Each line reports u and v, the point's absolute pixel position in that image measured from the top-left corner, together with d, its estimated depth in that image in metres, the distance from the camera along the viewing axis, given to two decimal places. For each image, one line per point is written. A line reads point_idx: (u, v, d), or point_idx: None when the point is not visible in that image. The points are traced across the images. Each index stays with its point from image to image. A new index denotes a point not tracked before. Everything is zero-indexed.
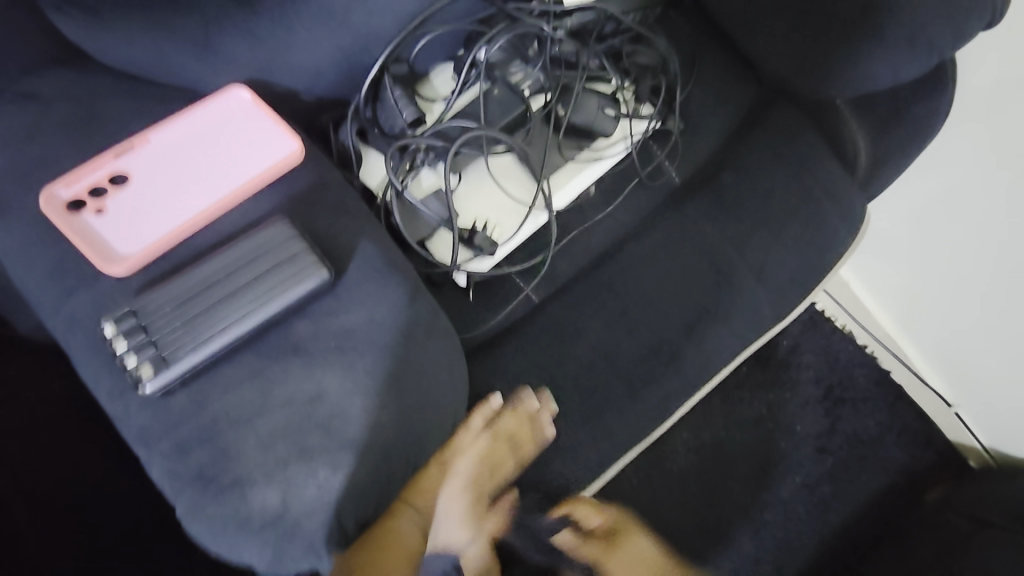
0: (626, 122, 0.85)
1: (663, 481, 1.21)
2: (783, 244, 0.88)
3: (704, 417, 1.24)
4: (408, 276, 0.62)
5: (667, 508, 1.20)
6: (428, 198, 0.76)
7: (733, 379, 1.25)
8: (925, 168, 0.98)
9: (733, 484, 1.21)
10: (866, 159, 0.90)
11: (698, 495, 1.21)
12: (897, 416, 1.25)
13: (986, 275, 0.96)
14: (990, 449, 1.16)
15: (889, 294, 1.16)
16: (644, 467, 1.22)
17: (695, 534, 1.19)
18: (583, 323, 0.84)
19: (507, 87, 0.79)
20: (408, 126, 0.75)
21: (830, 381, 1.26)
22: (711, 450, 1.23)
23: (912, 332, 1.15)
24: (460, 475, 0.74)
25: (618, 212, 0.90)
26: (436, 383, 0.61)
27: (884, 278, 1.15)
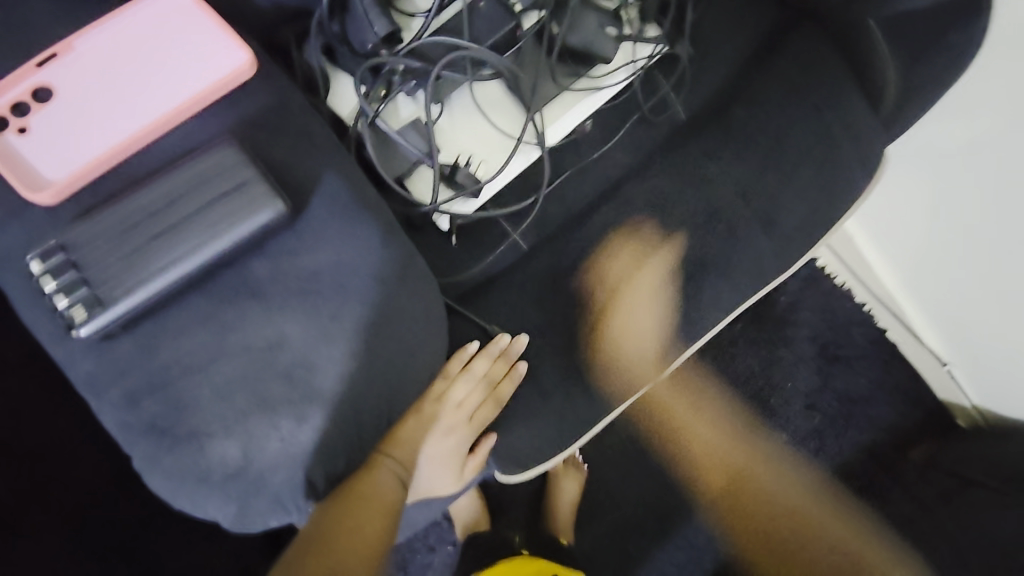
0: (629, 46, 0.76)
1: (652, 435, 1.20)
2: (794, 190, 0.81)
3: (698, 371, 1.21)
4: (379, 215, 0.56)
5: (655, 462, 1.20)
6: (405, 128, 0.69)
7: (728, 334, 1.22)
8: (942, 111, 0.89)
9: (723, 437, 1.20)
10: (893, 93, 0.80)
11: (688, 448, 1.20)
12: (892, 373, 1.23)
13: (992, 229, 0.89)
14: (979, 408, 1.14)
15: (891, 248, 1.11)
16: (634, 421, 1.20)
17: (682, 486, 1.19)
18: (575, 272, 0.79)
19: (495, 0, 0.70)
20: (381, 43, 0.67)
21: (827, 338, 1.23)
22: (702, 405, 1.21)
23: (913, 287, 1.11)
24: (440, 423, 0.73)
25: (616, 152, 0.84)
26: (412, 332, 0.56)
27: (887, 231, 1.10)
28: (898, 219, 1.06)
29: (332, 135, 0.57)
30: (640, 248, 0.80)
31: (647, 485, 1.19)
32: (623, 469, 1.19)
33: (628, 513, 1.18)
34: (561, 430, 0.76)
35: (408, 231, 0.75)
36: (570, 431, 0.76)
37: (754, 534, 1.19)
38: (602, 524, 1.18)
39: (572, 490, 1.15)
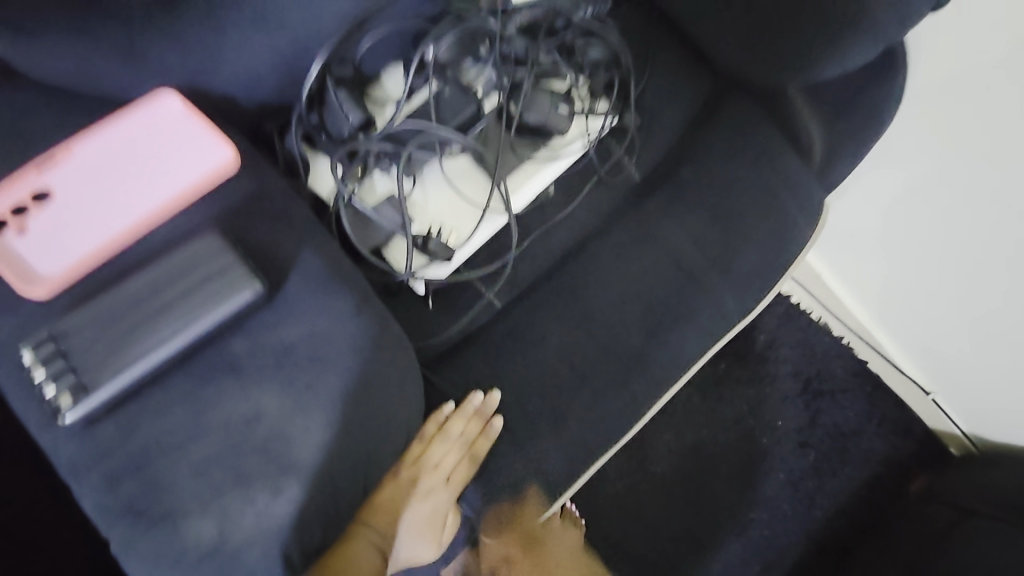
0: (582, 119, 0.85)
1: (648, 484, 1.20)
2: (749, 238, 0.87)
3: (686, 415, 1.23)
4: (354, 287, 0.59)
5: (654, 509, 1.18)
6: (380, 204, 0.74)
7: (713, 376, 1.24)
8: (884, 158, 1.01)
9: (718, 482, 1.20)
10: (821, 150, 0.89)
11: (683, 495, 1.19)
12: (875, 406, 1.25)
13: (956, 254, 0.96)
14: (971, 435, 1.16)
15: (857, 284, 1.17)
16: (626, 470, 1.20)
17: (682, 535, 1.18)
18: (549, 329, 0.82)
19: (457, 87, 0.78)
20: (356, 130, 0.73)
21: (809, 374, 1.25)
22: (695, 449, 1.21)
23: (885, 321, 1.16)
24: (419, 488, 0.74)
25: (581, 211, 0.88)
26: (388, 397, 0.58)
27: (852, 267, 1.16)
28: (861, 257, 1.13)
29: (310, 216, 0.62)
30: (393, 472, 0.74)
31: (647, 537, 1.17)
32: (623, 521, 1.18)
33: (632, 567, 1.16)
34: (546, 485, 0.77)
35: (384, 299, 0.79)
36: (556, 485, 0.78)
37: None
38: None
39: (571, 548, 1.12)
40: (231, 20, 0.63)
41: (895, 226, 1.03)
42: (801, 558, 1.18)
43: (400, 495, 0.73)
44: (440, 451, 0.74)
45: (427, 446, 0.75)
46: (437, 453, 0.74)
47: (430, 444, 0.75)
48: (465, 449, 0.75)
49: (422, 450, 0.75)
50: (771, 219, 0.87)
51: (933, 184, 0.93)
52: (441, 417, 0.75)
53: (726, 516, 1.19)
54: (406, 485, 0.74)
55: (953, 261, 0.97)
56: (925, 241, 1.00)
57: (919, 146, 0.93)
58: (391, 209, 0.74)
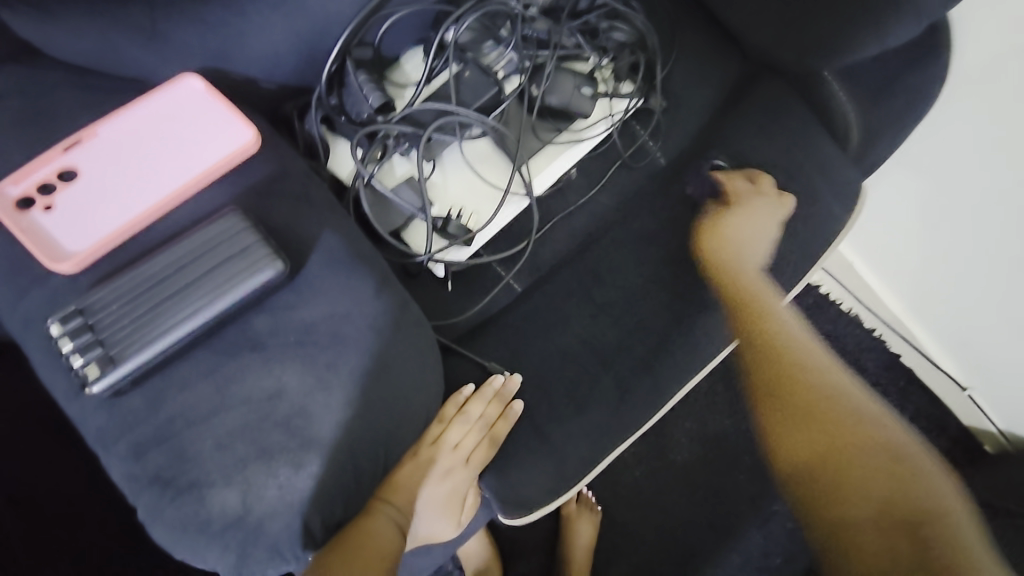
0: (605, 101, 0.83)
1: (667, 474, 1.18)
2: (778, 224, 0.84)
3: (708, 406, 1.21)
4: (373, 268, 0.60)
5: (672, 499, 1.17)
6: (400, 187, 0.75)
7: (735, 367, 1.22)
8: (927, 138, 0.93)
9: (739, 473, 1.18)
10: (856, 133, 0.86)
11: (704, 486, 1.18)
12: (908, 401, 1.21)
13: (1005, 246, 0.90)
14: (1006, 432, 1.12)
15: (893, 273, 1.12)
16: (645, 458, 1.19)
17: (702, 525, 1.16)
18: (568, 314, 0.81)
19: (478, 69, 0.77)
20: (376, 112, 0.73)
21: (837, 365, 1.21)
22: (716, 440, 1.19)
23: (922, 313, 1.11)
24: (437, 467, 0.73)
25: (601, 196, 0.87)
26: (407, 377, 0.59)
27: (889, 255, 1.11)
28: (896, 246, 1.08)
29: (330, 196, 0.62)
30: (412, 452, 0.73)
31: (667, 527, 1.16)
32: (641, 510, 1.17)
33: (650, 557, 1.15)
34: (563, 472, 0.77)
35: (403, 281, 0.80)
36: (573, 471, 0.77)
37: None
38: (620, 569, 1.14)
39: (587, 533, 1.11)
40: (252, 1, 0.63)
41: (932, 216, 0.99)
42: None
43: (419, 473, 0.72)
44: (461, 431, 0.74)
45: (446, 425, 0.74)
46: (458, 433, 0.74)
47: (449, 423, 0.74)
48: (488, 429, 0.75)
49: (441, 428, 0.74)
50: (803, 204, 0.84)
51: (973, 172, 0.89)
52: (462, 397, 0.75)
53: (748, 510, 1.17)
54: (426, 464, 0.73)
55: (992, 252, 0.92)
56: (972, 230, 0.94)
57: (969, 126, 0.86)
58: (410, 192, 0.74)
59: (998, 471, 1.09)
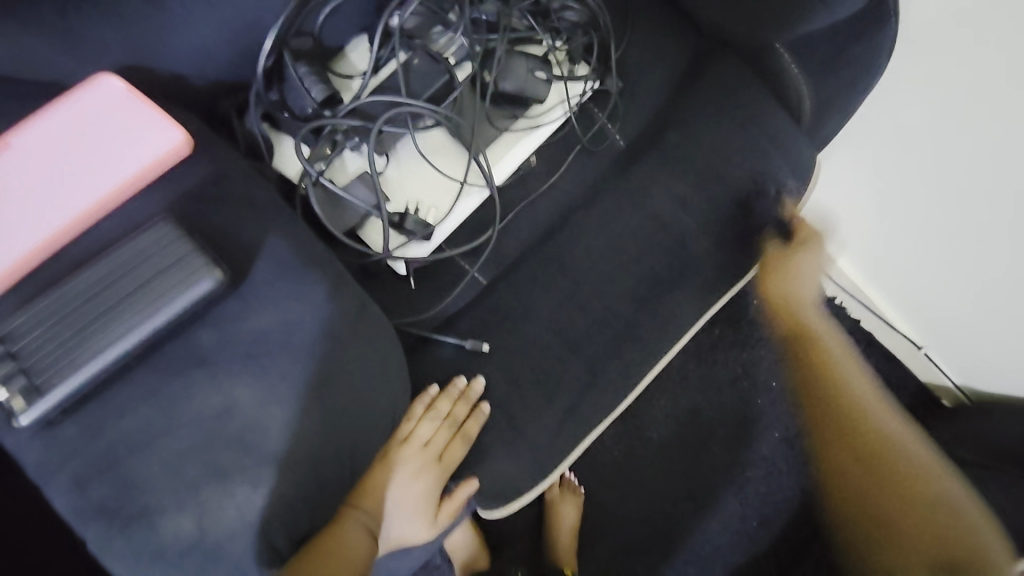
0: (561, 84, 0.81)
1: (645, 451, 1.20)
2: (737, 201, 0.86)
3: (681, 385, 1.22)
4: (325, 271, 0.57)
5: (651, 476, 1.19)
6: (353, 183, 0.72)
7: (706, 342, 1.24)
8: (875, 106, 0.95)
9: (714, 444, 1.21)
10: (810, 108, 0.88)
11: (681, 462, 1.20)
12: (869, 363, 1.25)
13: (952, 211, 0.92)
14: (963, 387, 1.17)
15: (851, 242, 1.15)
16: (624, 436, 1.20)
17: (681, 498, 1.19)
18: (533, 302, 0.82)
19: (427, 56, 0.74)
20: (320, 106, 0.69)
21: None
22: (691, 415, 1.22)
23: (880, 279, 1.15)
24: (407, 463, 0.76)
25: (563, 182, 0.86)
26: (367, 380, 0.57)
27: (845, 224, 1.13)
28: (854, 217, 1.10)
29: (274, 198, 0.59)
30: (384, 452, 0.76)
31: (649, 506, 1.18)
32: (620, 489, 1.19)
33: (633, 535, 1.17)
34: (540, 461, 0.77)
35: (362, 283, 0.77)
36: (549, 458, 0.78)
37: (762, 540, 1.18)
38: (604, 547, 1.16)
39: (572, 515, 1.13)
40: None
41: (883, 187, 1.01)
42: (801, 513, 1.19)
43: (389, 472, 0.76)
44: (426, 429, 0.76)
45: (411, 424, 0.77)
46: (423, 430, 0.76)
47: (415, 423, 0.76)
48: (449, 429, 0.75)
49: (408, 428, 0.77)
50: (756, 180, 0.87)
51: (926, 141, 0.89)
52: (426, 395, 0.77)
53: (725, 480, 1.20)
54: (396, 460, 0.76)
55: (943, 219, 0.95)
56: (922, 195, 0.95)
57: (912, 92, 0.87)
58: (365, 189, 0.72)
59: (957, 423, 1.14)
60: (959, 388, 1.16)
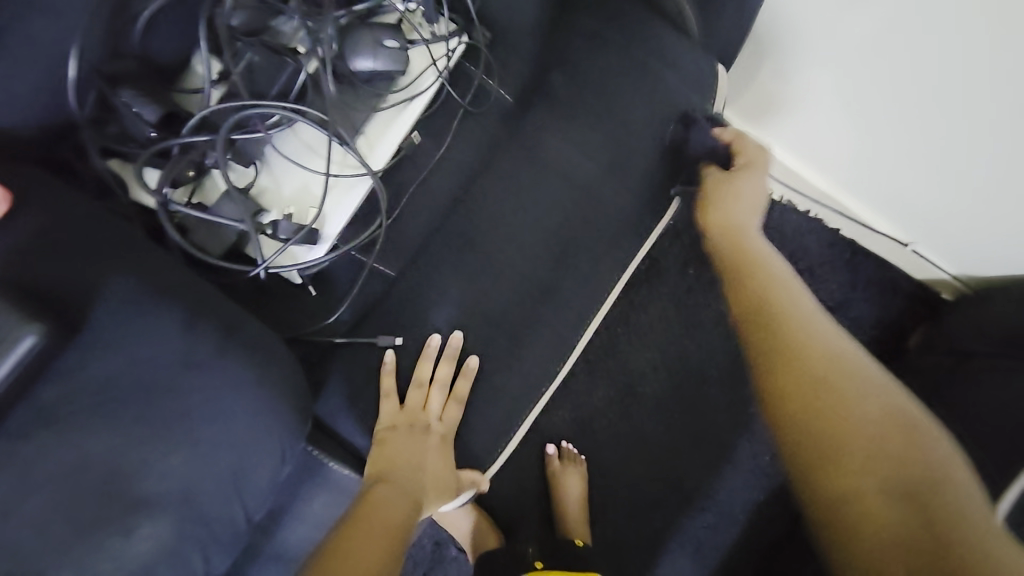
0: (424, 50, 0.75)
1: (638, 405, 1.29)
2: (639, 135, 0.81)
3: (648, 332, 1.31)
4: (183, 300, 0.57)
5: (651, 429, 1.29)
6: (218, 203, 0.69)
7: (682, 286, 1.32)
8: (787, 28, 0.94)
9: (709, 388, 1.30)
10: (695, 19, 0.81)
11: (678, 411, 1.29)
12: (858, 272, 1.31)
13: (892, 114, 0.91)
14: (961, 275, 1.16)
15: (808, 162, 1.13)
16: (618, 397, 1.29)
17: (686, 442, 1.29)
18: (448, 286, 0.80)
19: (266, 50, 0.68)
20: (159, 129, 0.66)
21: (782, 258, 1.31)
22: (680, 360, 1.31)
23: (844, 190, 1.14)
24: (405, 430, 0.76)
25: (455, 151, 0.81)
26: (235, 403, 0.56)
27: (797, 148, 1.12)
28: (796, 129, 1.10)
29: (128, 236, 0.59)
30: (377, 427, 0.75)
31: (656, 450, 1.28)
32: (621, 446, 1.28)
33: (644, 484, 1.27)
34: (488, 434, 0.80)
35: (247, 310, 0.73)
36: (497, 434, 0.80)
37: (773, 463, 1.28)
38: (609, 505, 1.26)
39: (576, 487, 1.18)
40: None
41: (805, 92, 1.00)
42: None
43: (391, 440, 0.75)
44: (414, 394, 0.77)
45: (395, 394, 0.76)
46: (412, 395, 0.77)
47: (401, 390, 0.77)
48: (438, 387, 0.77)
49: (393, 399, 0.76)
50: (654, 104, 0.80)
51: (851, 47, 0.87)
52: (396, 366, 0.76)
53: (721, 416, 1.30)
54: (395, 428, 0.76)
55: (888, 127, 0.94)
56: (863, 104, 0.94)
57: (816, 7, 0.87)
58: (228, 205, 0.68)
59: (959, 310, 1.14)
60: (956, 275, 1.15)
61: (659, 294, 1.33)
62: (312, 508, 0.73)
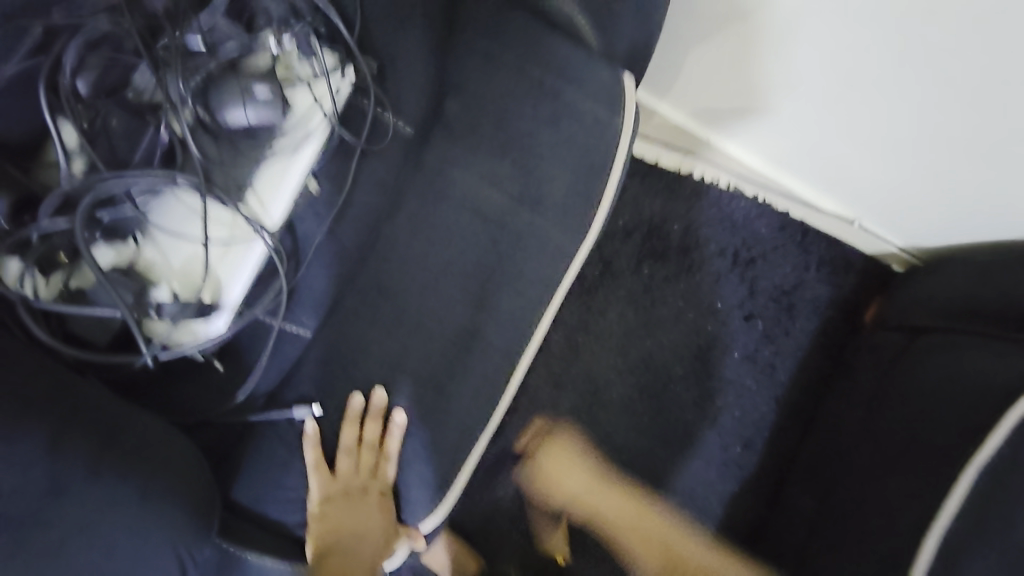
0: (305, 90, 0.69)
1: (606, 412, 1.22)
2: (546, 157, 0.79)
3: (609, 334, 1.24)
4: (57, 410, 0.53)
5: (621, 434, 1.22)
6: (96, 288, 0.62)
7: (639, 286, 1.25)
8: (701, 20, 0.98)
9: (675, 383, 1.24)
10: (592, 33, 0.81)
11: (645, 411, 1.23)
12: (811, 251, 1.26)
13: (823, 98, 0.97)
14: (908, 248, 1.20)
15: (762, 144, 1.14)
16: (585, 408, 1.22)
17: (658, 445, 1.22)
18: (367, 339, 0.75)
19: (124, 113, 0.63)
20: (12, 218, 0.59)
21: (735, 247, 1.27)
22: (642, 363, 1.24)
23: (793, 170, 1.16)
24: (342, 502, 0.72)
25: (364, 195, 0.76)
26: (126, 518, 0.54)
27: (757, 128, 1.11)
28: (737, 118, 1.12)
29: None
30: (312, 504, 0.71)
31: (629, 460, 1.21)
32: None
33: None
34: (427, 486, 0.75)
35: (149, 407, 0.67)
36: (435, 487, 0.75)
37: (749, 455, 1.22)
38: (588, 522, 1.19)
39: None
40: None
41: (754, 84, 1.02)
42: (786, 426, 1.23)
43: (330, 516, 0.72)
44: (342, 460, 0.72)
45: (322, 465, 0.72)
46: (341, 461, 0.72)
47: (328, 457, 0.73)
48: (367, 450, 0.73)
49: (321, 470, 0.72)
50: (554, 125, 0.80)
51: (723, 62, 1.02)
52: (316, 437, 0.71)
53: (690, 417, 1.23)
54: (331, 499, 0.72)
55: (834, 103, 0.96)
56: (753, 102, 1.06)
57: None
58: (106, 290, 0.62)
59: (907, 285, 1.15)
60: (904, 249, 1.19)
61: (615, 295, 1.25)
62: None
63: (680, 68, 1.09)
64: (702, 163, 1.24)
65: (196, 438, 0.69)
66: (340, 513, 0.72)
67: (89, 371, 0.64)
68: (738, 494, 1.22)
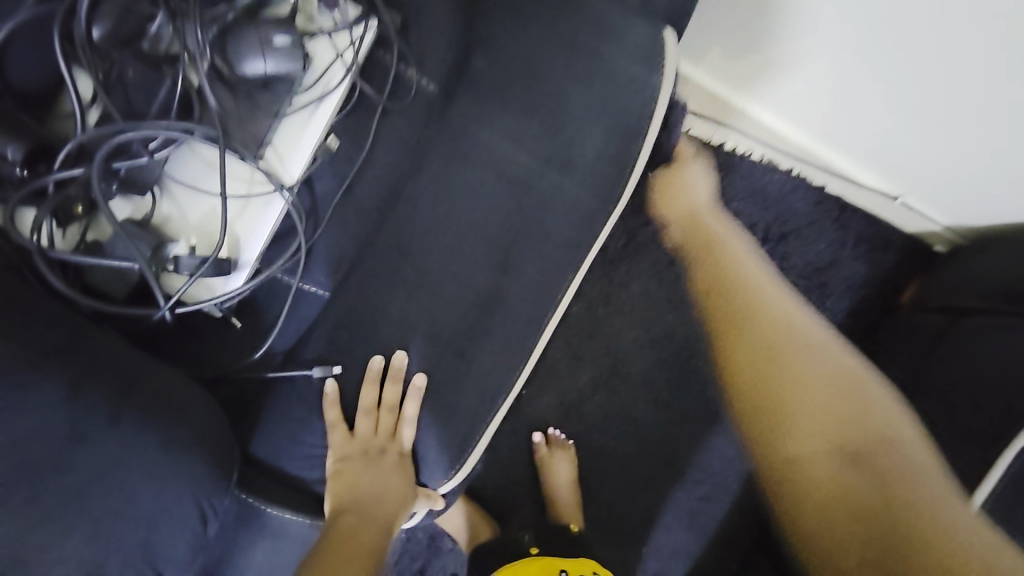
0: (326, 42, 0.67)
1: (624, 385, 1.20)
2: (575, 116, 0.75)
3: (631, 307, 1.21)
4: (76, 363, 0.53)
5: (639, 409, 1.20)
6: (114, 240, 0.62)
7: (664, 259, 1.21)
8: None
9: (697, 360, 1.21)
10: None
11: (665, 387, 1.20)
12: (848, 228, 1.21)
13: (871, 62, 0.88)
14: (952, 227, 1.12)
15: (800, 113, 1.06)
16: (603, 382, 1.20)
17: (677, 421, 1.20)
18: (384, 303, 0.74)
19: (140, 63, 0.61)
20: (28, 166, 0.58)
21: (767, 220, 1.21)
22: (664, 338, 1.21)
23: (833, 142, 1.08)
24: (359, 461, 0.72)
25: (384, 154, 0.74)
26: (147, 466, 0.55)
27: (795, 95, 1.03)
28: (775, 80, 1.02)
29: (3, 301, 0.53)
30: (331, 462, 0.72)
31: (647, 435, 1.20)
32: (606, 432, 1.20)
33: (634, 466, 1.19)
34: (443, 451, 0.75)
35: (170, 361, 0.68)
36: (451, 453, 0.75)
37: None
38: (602, 495, 1.19)
39: (566, 469, 1.15)
40: None
41: (795, 45, 0.94)
42: None
43: (348, 475, 0.72)
44: (362, 421, 0.73)
45: (342, 425, 0.72)
46: (360, 422, 0.73)
47: (349, 418, 0.73)
48: (385, 412, 0.73)
49: (342, 429, 0.72)
50: (585, 81, 0.75)
51: (762, 21, 0.94)
52: (337, 398, 0.72)
53: (712, 394, 1.20)
54: (349, 458, 0.72)
55: (882, 68, 0.87)
56: (794, 66, 0.97)
57: None
58: (123, 243, 0.61)
59: (950, 264, 1.08)
60: (948, 228, 1.12)
61: (639, 268, 1.21)
62: (256, 556, 0.69)
63: (714, 28, 1.01)
64: (735, 133, 1.17)
65: (216, 394, 0.69)
66: (358, 472, 0.72)
67: (109, 324, 0.65)
68: (756, 475, 1.19)
